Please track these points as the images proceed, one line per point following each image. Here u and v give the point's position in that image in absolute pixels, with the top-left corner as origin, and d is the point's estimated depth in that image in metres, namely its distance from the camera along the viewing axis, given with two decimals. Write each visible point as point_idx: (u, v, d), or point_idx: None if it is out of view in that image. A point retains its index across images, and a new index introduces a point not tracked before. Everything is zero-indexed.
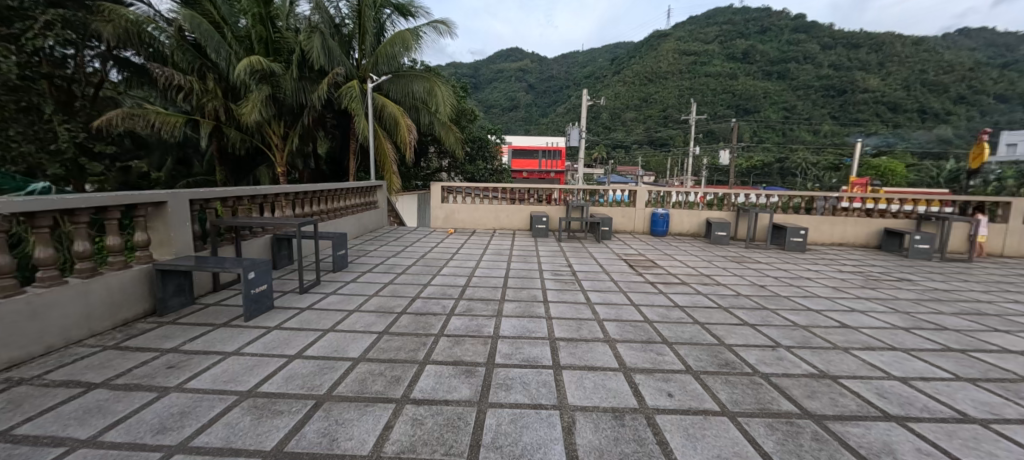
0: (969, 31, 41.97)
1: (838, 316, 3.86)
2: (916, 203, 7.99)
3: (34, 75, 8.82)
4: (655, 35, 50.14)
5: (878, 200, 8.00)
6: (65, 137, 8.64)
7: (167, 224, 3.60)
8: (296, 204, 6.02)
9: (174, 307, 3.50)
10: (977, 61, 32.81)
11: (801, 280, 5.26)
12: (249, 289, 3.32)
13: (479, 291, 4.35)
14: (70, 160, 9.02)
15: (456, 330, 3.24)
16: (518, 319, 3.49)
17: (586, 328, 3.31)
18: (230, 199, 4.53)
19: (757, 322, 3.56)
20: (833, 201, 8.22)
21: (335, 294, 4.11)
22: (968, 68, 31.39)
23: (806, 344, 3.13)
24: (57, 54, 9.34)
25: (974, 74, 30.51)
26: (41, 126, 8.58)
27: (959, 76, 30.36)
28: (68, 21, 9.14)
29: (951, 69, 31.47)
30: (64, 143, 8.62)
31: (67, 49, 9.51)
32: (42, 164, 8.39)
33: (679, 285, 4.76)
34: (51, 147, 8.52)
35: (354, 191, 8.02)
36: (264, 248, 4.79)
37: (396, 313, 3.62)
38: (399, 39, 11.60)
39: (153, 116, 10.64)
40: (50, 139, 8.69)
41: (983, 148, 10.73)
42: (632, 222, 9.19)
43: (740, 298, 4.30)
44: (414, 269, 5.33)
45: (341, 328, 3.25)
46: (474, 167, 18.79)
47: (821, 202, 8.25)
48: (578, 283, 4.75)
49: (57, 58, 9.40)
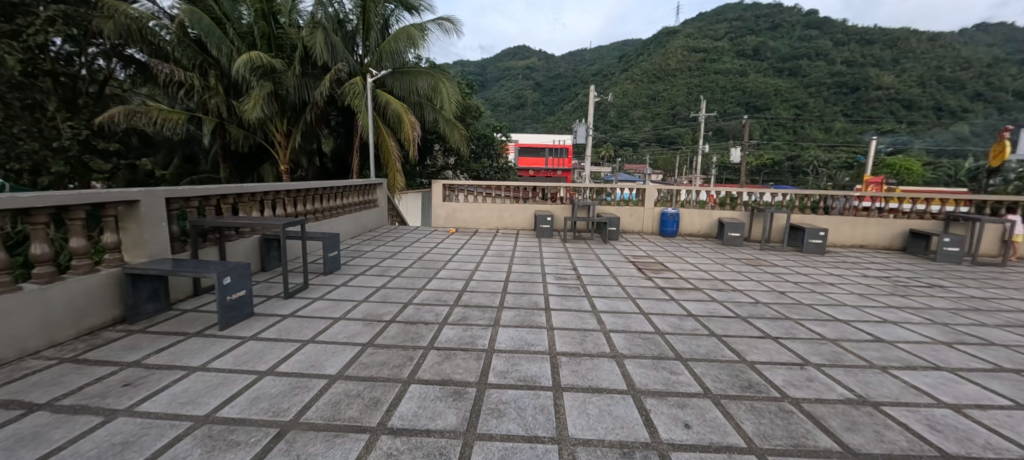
0: (988, 27, 40.90)
1: (870, 328, 3.49)
2: (940, 203, 7.55)
3: (36, 72, 8.90)
4: (665, 32, 49.06)
5: (902, 199, 7.59)
6: (68, 134, 8.62)
7: (140, 225, 3.32)
8: (288, 202, 5.75)
9: (146, 314, 3.25)
10: (997, 57, 31.97)
11: (824, 286, 4.89)
12: (223, 296, 3.06)
13: (476, 296, 4.06)
14: (75, 157, 8.93)
15: (448, 342, 2.96)
16: (517, 330, 3.19)
17: (590, 341, 3.01)
18: (215, 197, 4.26)
19: (780, 335, 3.23)
20: (854, 201, 7.82)
21: (322, 300, 3.84)
22: (986, 64, 30.83)
23: (838, 362, 2.79)
24: (61, 52, 9.54)
25: (993, 71, 29.31)
26: (44, 124, 8.59)
27: (978, 72, 30.13)
28: (70, 17, 9.19)
29: (970, 66, 30.83)
30: (67, 140, 8.58)
31: (69, 46, 9.67)
32: (46, 162, 8.31)
33: (691, 291, 4.45)
34: (54, 144, 8.48)
35: (350, 189, 7.70)
36: (251, 250, 4.55)
37: (384, 322, 3.33)
38: (404, 34, 11.42)
39: (155, 112, 10.59)
40: (54, 136, 8.67)
41: (1005, 146, 10.18)
42: (640, 222, 8.84)
43: (760, 306, 3.95)
44: (409, 271, 5.05)
45: (321, 338, 2.97)
46: (478, 165, 18.51)
47: (840, 201, 7.87)
48: (583, 289, 4.43)
49: (61, 55, 9.60)
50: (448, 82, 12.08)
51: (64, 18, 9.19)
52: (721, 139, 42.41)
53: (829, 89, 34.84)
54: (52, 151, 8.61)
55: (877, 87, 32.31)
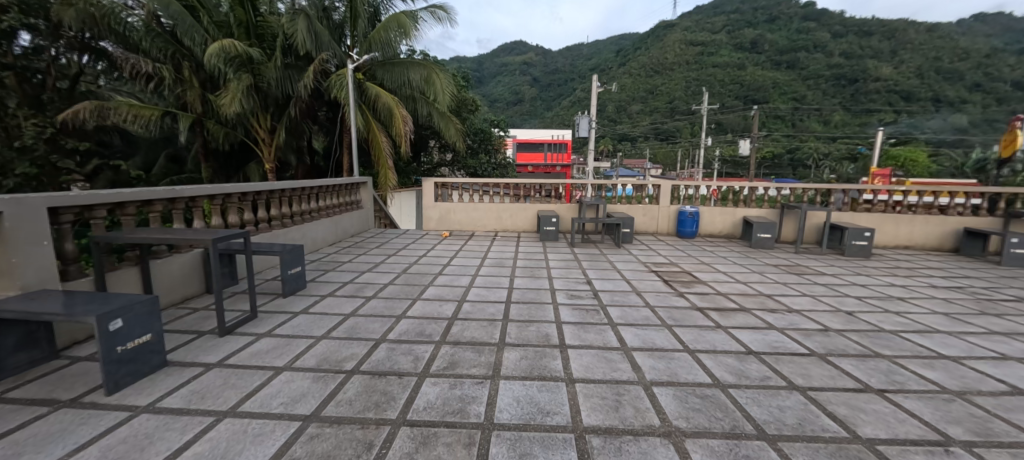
0: (985, 17, 40.31)
1: (995, 370, 2.62)
2: (936, 194, 6.87)
3: None
4: (662, 25, 48.03)
5: (912, 192, 6.90)
6: (31, 133, 7.96)
7: (5, 247, 2.42)
8: (247, 208, 4.80)
9: (16, 368, 2.36)
10: (996, 47, 31.52)
11: (894, 303, 4.02)
12: (110, 348, 2.17)
13: (469, 328, 3.16)
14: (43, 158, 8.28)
15: (428, 409, 2.08)
16: (524, 386, 2.31)
17: (629, 405, 2.12)
18: (136, 204, 3.34)
19: (886, 388, 2.36)
20: (858, 194, 7.12)
21: (269, 337, 2.94)
22: (985, 54, 30.35)
23: (994, 439, 1.93)
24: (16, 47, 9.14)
25: (992, 62, 29.04)
26: (7, 121, 8.25)
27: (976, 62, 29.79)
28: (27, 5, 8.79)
29: (967, 56, 30.62)
30: (31, 140, 7.93)
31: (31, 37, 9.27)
32: (12, 163, 7.75)
33: (738, 313, 3.57)
34: (17, 145, 7.85)
35: (329, 189, 6.77)
36: (188, 268, 3.67)
37: (344, 373, 2.44)
38: (393, 22, 10.49)
39: (127, 109, 9.45)
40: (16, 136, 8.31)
41: (1016, 135, 9.35)
42: (655, 222, 7.96)
43: (835, 337, 3.08)
44: (390, 289, 4.16)
45: (246, 408, 2.09)
46: (475, 161, 17.60)
47: (840, 194, 7.15)
48: (603, 313, 3.53)
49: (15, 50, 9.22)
50: (442, 73, 11.16)
51: (21, 6, 8.78)
52: (721, 132, 41.57)
53: (828, 81, 34.17)
54: (16, 151, 7.95)
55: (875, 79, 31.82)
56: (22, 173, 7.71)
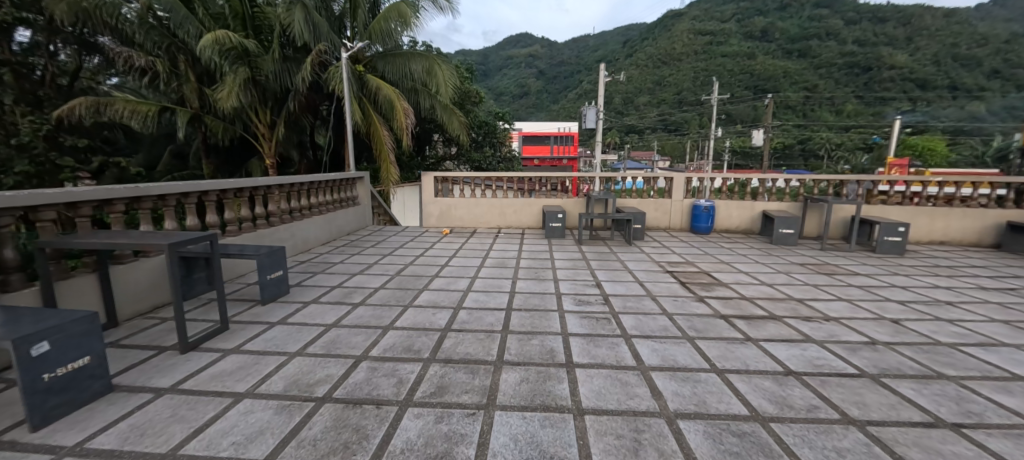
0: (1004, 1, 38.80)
1: None
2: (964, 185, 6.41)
3: None
4: (668, 16, 46.96)
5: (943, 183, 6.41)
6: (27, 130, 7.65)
7: None
8: (229, 206, 4.47)
9: None
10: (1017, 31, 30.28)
11: (943, 308, 3.57)
12: (31, 379, 1.82)
13: (465, 342, 2.79)
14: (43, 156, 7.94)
15: (406, 452, 1.72)
16: (524, 419, 1.94)
17: (650, 447, 1.75)
18: (93, 204, 2.99)
19: (962, 422, 1.96)
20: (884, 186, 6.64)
21: (236, 354, 2.60)
22: (1005, 39, 29.21)
23: None
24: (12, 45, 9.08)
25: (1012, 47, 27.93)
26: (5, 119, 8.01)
27: (995, 48, 28.53)
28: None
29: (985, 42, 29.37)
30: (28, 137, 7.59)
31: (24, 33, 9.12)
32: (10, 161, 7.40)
33: (768, 322, 3.16)
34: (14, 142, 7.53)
35: (322, 185, 6.42)
36: (155, 275, 3.34)
37: (313, 402, 2.09)
38: (394, 11, 10.08)
39: (123, 105, 9.12)
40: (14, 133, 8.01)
41: None
42: (667, 217, 7.51)
43: (886, 353, 2.66)
44: (380, 295, 3.80)
45: (188, 450, 1.74)
46: (480, 155, 17.21)
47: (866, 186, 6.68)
48: (615, 322, 3.15)
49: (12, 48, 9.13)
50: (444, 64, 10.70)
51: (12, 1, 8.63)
52: (730, 123, 40.65)
53: (840, 70, 33.16)
54: (15, 150, 7.58)
55: (890, 67, 30.77)
56: (21, 171, 7.23)
